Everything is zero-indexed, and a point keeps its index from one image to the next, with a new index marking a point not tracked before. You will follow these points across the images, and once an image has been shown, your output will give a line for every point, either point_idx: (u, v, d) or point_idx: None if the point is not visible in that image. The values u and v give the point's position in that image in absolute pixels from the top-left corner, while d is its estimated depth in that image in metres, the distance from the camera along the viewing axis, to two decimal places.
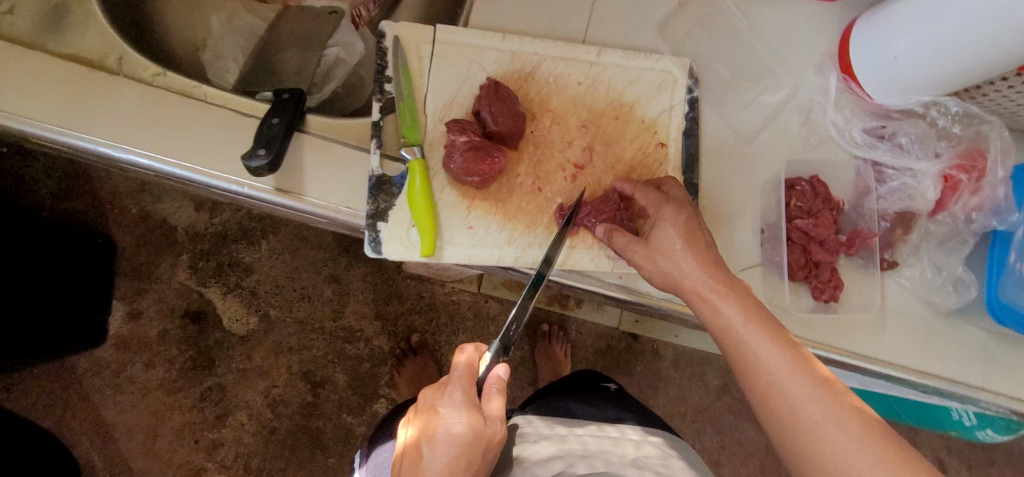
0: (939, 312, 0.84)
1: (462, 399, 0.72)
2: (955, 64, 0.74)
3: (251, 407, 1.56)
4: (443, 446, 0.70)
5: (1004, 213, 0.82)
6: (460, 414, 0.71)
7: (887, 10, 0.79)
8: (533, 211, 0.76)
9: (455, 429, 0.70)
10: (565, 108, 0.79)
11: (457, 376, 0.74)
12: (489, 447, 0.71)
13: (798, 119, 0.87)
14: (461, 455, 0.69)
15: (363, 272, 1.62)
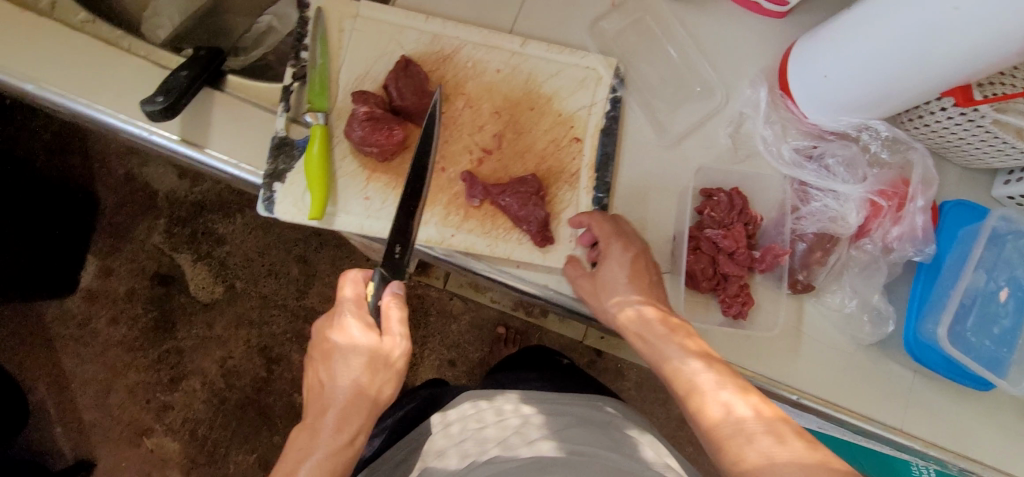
0: (856, 343, 0.81)
1: (356, 321, 0.66)
2: (884, 86, 0.72)
3: (205, 374, 1.59)
4: (343, 376, 0.65)
5: (920, 243, 0.79)
6: (357, 338, 0.66)
7: (821, 31, 0.78)
8: (433, 189, 0.76)
9: (354, 357, 0.65)
10: (480, 93, 0.79)
11: (347, 299, 0.67)
12: (393, 361, 0.67)
13: (726, 130, 0.86)
14: (366, 374, 0.65)
15: (331, 256, 1.65)
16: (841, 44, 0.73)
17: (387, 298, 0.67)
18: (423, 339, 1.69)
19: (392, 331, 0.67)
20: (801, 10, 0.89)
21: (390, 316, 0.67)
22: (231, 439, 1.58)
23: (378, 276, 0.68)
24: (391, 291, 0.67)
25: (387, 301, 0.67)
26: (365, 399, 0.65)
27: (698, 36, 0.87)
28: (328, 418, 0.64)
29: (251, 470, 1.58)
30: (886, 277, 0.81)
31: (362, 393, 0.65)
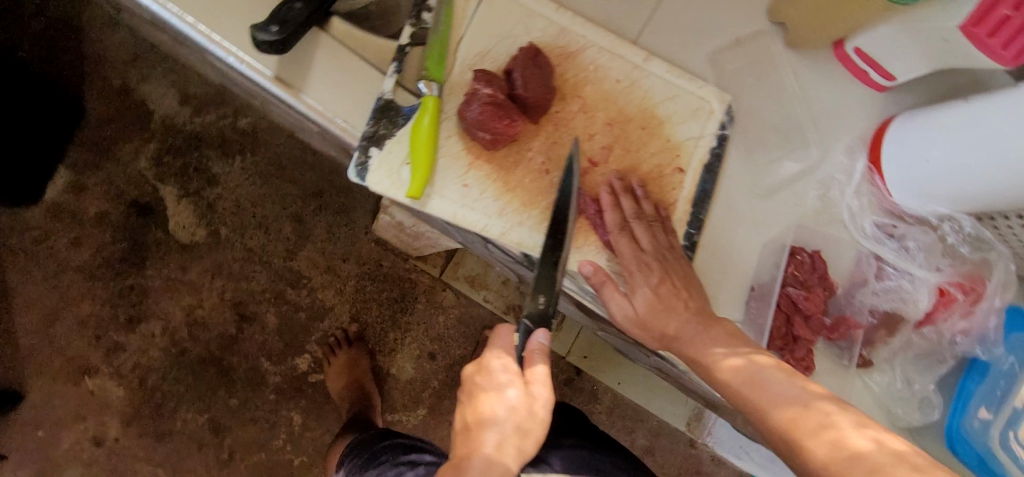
0: (898, 426, 0.82)
1: (505, 367, 0.67)
2: (984, 182, 0.72)
3: (169, 320, 1.46)
4: (491, 423, 0.63)
5: (988, 342, 0.82)
6: (505, 382, 0.65)
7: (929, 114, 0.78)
8: (533, 190, 0.72)
9: (503, 403, 0.64)
10: (596, 101, 0.75)
11: (495, 346, 0.68)
12: (540, 415, 0.65)
13: (815, 190, 0.85)
14: (514, 419, 0.63)
15: (329, 221, 1.55)
16: (952, 132, 0.73)
17: (531, 346, 0.68)
18: (407, 325, 1.61)
19: (538, 384, 0.66)
20: (905, 89, 0.90)
21: (537, 364, 0.67)
22: (183, 394, 1.46)
23: (523, 328, 0.70)
24: (536, 339, 0.68)
25: (532, 351, 0.68)
26: (512, 450, 0.62)
27: (807, 92, 0.86)
28: (473, 464, 0.60)
29: (199, 431, 1.47)
30: (945, 368, 0.84)
31: (509, 443, 0.62)
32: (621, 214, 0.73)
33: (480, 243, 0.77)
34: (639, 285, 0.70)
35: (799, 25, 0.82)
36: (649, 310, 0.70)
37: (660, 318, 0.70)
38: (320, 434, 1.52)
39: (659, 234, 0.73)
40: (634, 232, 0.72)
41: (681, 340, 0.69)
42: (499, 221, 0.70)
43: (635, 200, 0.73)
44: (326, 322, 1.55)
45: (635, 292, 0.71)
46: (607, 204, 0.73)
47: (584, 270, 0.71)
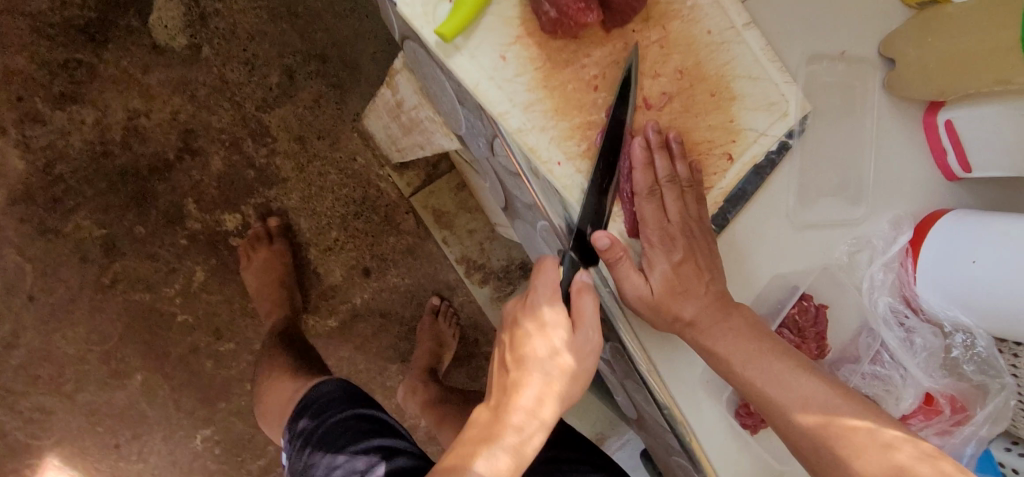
0: None
1: (549, 309, 0.63)
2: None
3: (106, 115, 1.29)
4: (534, 370, 0.63)
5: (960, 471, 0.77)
6: (550, 328, 0.63)
7: (994, 218, 0.71)
8: (571, 100, 0.61)
9: (545, 351, 0.63)
10: (679, 41, 0.65)
11: (539, 284, 0.63)
12: (584, 359, 0.64)
13: (846, 246, 0.77)
14: (560, 366, 0.63)
15: (320, 91, 1.40)
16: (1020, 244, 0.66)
17: (578, 285, 0.64)
18: (354, 231, 1.47)
19: (586, 325, 0.64)
20: (971, 187, 0.82)
21: (585, 304, 0.63)
22: (88, 198, 1.29)
23: (568, 260, 0.64)
24: (581, 279, 0.64)
25: (579, 290, 0.64)
26: (554, 396, 0.63)
27: (879, 144, 0.78)
28: (515, 413, 0.62)
29: (88, 244, 1.30)
30: None
31: (550, 389, 0.63)
32: (652, 172, 0.64)
33: (486, 138, 0.65)
34: (659, 260, 0.63)
35: (909, 68, 0.74)
36: (667, 290, 0.62)
37: (679, 302, 0.61)
38: (218, 301, 1.38)
39: (693, 200, 0.64)
40: (665, 197, 0.63)
41: (695, 330, 0.62)
42: (520, 113, 0.59)
43: (670, 158, 0.64)
44: (273, 191, 1.40)
45: (653, 269, 0.63)
46: (639, 160, 0.63)
47: (600, 245, 0.59)
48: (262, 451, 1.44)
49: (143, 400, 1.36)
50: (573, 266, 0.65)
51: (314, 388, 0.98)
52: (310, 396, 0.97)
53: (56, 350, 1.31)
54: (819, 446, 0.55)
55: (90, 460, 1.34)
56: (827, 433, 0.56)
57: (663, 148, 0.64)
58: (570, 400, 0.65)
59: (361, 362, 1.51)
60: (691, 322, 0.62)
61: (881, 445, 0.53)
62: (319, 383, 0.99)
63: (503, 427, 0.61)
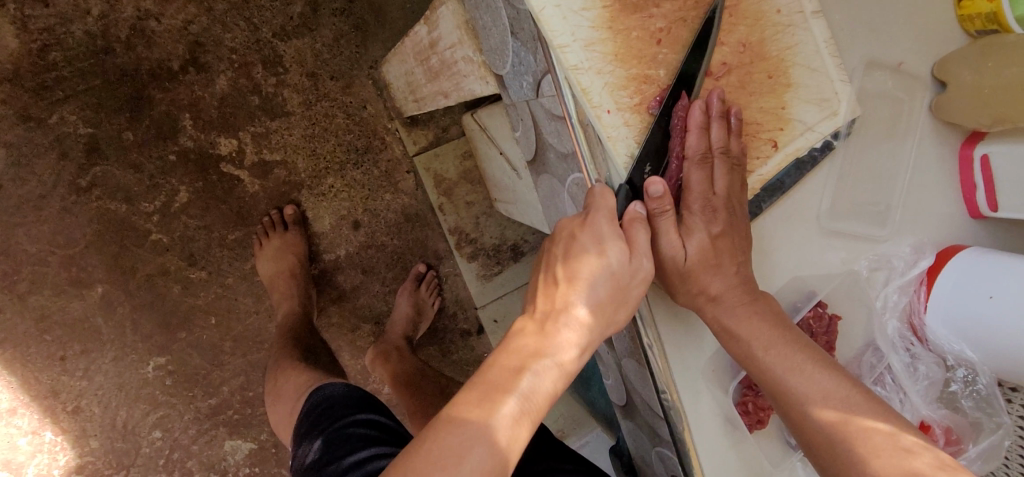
0: None
1: (604, 232, 0.59)
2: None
3: (113, 10, 1.22)
4: (580, 294, 0.59)
5: None
6: (602, 253, 0.59)
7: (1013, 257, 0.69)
8: (632, 49, 0.58)
9: (589, 278, 0.59)
10: (747, 14, 0.62)
11: (597, 207, 0.59)
12: (634, 288, 0.60)
13: (866, 262, 0.76)
14: (604, 294, 0.59)
15: (341, 30, 1.34)
16: None
17: (631, 215, 0.60)
18: (350, 181, 1.40)
19: (641, 253, 0.60)
20: (992, 226, 0.82)
21: (639, 236, 0.60)
22: (78, 93, 1.22)
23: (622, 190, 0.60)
24: (637, 209, 0.60)
25: (632, 220, 0.60)
26: (590, 332, 0.59)
27: (915, 166, 0.76)
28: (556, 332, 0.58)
29: (71, 141, 1.23)
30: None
31: (591, 319, 0.59)
32: (706, 139, 0.61)
33: (534, 76, 0.61)
34: (695, 228, 0.61)
35: (961, 94, 0.72)
36: (700, 261, 0.61)
37: (707, 275, 0.61)
38: (197, 227, 1.31)
39: (737, 182, 0.62)
40: (713, 169, 0.61)
41: (717, 306, 0.61)
42: (580, 51, 0.56)
43: (727, 131, 0.61)
44: (275, 123, 1.33)
45: (687, 237, 0.61)
46: (695, 124, 0.60)
47: (652, 192, 0.59)
48: (214, 390, 1.37)
49: (100, 315, 1.28)
50: (627, 198, 0.61)
51: (318, 390, 0.93)
52: (316, 397, 0.92)
53: (15, 246, 1.23)
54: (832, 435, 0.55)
55: (30, 369, 1.26)
56: (840, 429, 0.55)
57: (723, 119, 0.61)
58: (613, 331, 0.61)
59: (333, 315, 1.44)
60: (715, 297, 0.61)
61: (891, 450, 0.52)
62: (324, 386, 0.93)
63: (547, 344, 0.58)
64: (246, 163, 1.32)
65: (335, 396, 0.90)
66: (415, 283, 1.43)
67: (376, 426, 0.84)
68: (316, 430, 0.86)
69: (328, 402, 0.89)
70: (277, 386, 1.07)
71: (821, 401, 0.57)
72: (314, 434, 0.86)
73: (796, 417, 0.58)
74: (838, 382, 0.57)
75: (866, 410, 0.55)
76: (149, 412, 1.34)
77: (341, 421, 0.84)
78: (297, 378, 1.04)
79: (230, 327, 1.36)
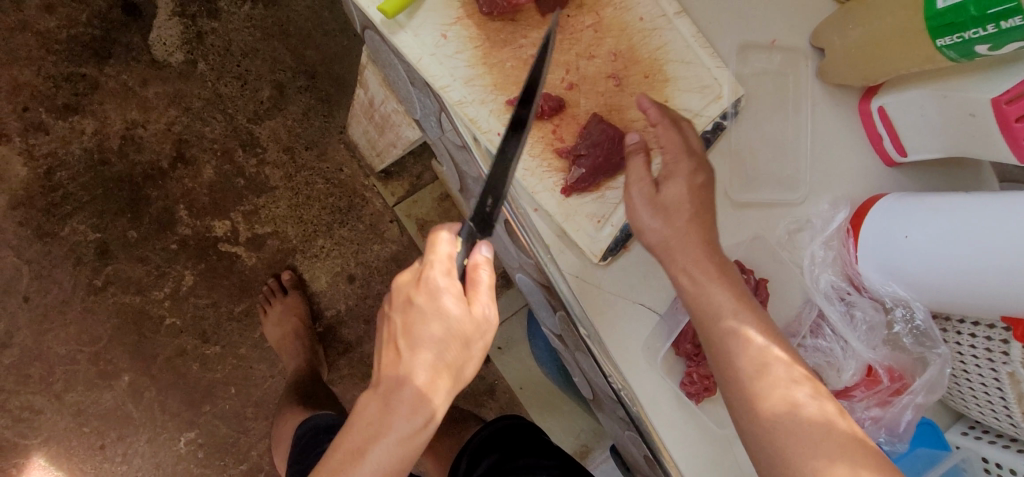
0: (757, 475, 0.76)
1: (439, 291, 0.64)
2: (950, 274, 0.70)
3: (106, 124, 1.36)
4: (422, 354, 0.63)
5: (894, 436, 0.77)
6: (444, 311, 0.63)
7: (918, 197, 0.75)
8: (508, 76, 0.66)
9: (436, 326, 0.63)
10: (611, 27, 0.71)
11: (434, 267, 0.64)
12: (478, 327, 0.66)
13: (787, 225, 0.81)
14: (459, 339, 0.64)
15: (308, 104, 1.46)
16: (945, 218, 0.71)
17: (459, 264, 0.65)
18: (339, 239, 1.49)
19: (481, 299, 0.66)
20: (910, 170, 0.86)
21: (480, 282, 0.66)
22: (84, 203, 1.36)
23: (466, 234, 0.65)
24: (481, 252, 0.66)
25: (473, 266, 0.66)
26: (446, 380, 0.64)
27: (815, 129, 0.82)
28: (403, 392, 0.62)
29: (83, 247, 1.36)
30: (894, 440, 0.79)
31: (440, 376, 0.63)
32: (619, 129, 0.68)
33: (435, 116, 0.70)
34: None
35: (837, 56, 0.78)
36: None
37: None
38: (205, 305, 1.42)
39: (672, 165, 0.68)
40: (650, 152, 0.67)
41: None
42: (460, 87, 0.65)
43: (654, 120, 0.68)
44: (261, 199, 1.44)
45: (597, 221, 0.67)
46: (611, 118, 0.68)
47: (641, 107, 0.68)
48: (244, 455, 1.45)
49: (130, 402, 1.39)
50: (470, 243, 0.66)
51: (307, 420, 0.99)
52: (305, 426, 0.98)
53: (47, 351, 1.35)
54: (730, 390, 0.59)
55: (74, 461, 1.36)
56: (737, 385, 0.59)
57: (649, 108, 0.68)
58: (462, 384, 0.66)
59: (344, 367, 1.52)
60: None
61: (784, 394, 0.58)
62: (310, 418, 1.00)
63: (396, 407, 0.62)
64: (241, 239, 1.44)
65: (318, 425, 0.96)
66: None
67: None
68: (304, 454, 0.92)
69: (314, 430, 0.96)
70: (278, 430, 1.16)
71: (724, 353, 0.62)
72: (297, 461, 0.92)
73: None
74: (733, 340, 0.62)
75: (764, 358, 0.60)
76: None
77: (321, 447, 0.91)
78: (292, 417, 1.13)
79: (250, 393, 1.45)
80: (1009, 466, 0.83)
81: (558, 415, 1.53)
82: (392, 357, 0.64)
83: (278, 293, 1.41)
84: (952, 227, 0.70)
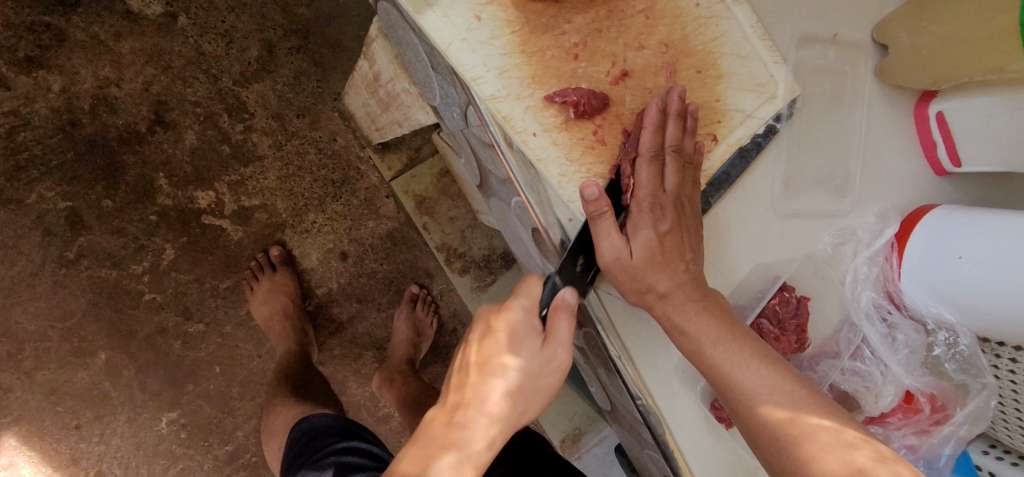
0: None
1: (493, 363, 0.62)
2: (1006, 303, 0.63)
3: (76, 82, 1.24)
4: (495, 381, 0.62)
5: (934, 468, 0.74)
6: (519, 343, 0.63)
7: (972, 214, 0.69)
8: (548, 68, 0.59)
9: (520, 362, 0.62)
10: (665, 13, 0.63)
11: (518, 296, 0.63)
12: (534, 400, 0.64)
13: (831, 238, 0.75)
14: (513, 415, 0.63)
15: (300, 67, 1.34)
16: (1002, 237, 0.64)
17: (519, 331, 0.63)
18: (332, 215, 1.40)
19: (557, 342, 0.63)
20: (958, 180, 0.80)
21: (560, 324, 0.63)
22: (52, 168, 1.24)
23: (550, 283, 0.63)
24: (564, 296, 0.63)
25: (556, 308, 0.63)
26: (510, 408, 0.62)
27: (868, 133, 0.75)
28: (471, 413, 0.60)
29: (53, 216, 1.25)
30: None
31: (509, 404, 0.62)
32: (659, 137, 0.60)
33: (460, 108, 0.62)
34: (645, 226, 0.60)
35: (902, 54, 0.71)
36: (643, 256, 0.60)
37: (651, 270, 0.60)
38: (187, 280, 1.33)
39: (687, 181, 0.62)
40: (665, 166, 0.60)
41: (664, 301, 0.60)
42: (495, 80, 0.58)
43: (682, 130, 0.61)
44: (249, 169, 1.34)
45: (636, 233, 0.60)
46: (652, 121, 0.59)
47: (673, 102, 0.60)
48: (229, 436, 1.39)
49: (107, 381, 1.31)
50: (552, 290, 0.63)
51: (302, 421, 0.94)
52: (298, 429, 0.92)
53: (15, 326, 1.26)
54: (777, 431, 0.54)
55: (48, 441, 1.29)
56: (790, 427, 0.53)
57: (677, 114, 0.60)
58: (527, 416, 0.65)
59: (335, 348, 1.45)
60: (661, 294, 0.60)
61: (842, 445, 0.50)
62: (306, 418, 0.94)
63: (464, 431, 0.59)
64: (226, 212, 1.34)
65: (316, 428, 0.91)
66: (410, 305, 1.43)
67: (361, 453, 0.85)
68: (302, 459, 0.86)
69: (310, 435, 0.90)
70: (269, 424, 1.11)
71: (766, 396, 0.56)
72: (295, 466, 0.85)
73: (744, 415, 0.57)
74: (782, 375, 0.56)
75: (811, 404, 0.54)
76: (169, 466, 1.36)
77: (325, 451, 0.84)
78: (286, 413, 1.09)
79: (235, 373, 1.38)
80: None
81: (556, 397, 1.46)
82: (463, 379, 0.63)
83: (265, 271, 1.33)
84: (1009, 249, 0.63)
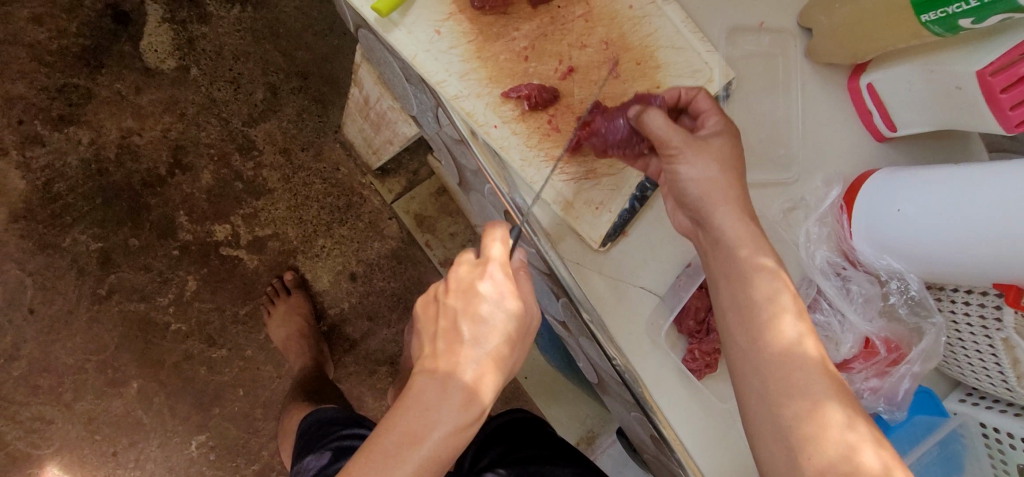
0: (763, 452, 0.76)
1: (488, 316, 0.65)
2: (941, 244, 0.70)
3: (102, 133, 1.37)
4: (482, 335, 0.65)
5: (894, 405, 0.80)
6: (502, 296, 0.66)
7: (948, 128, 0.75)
8: (503, 69, 0.71)
9: (504, 314, 0.66)
10: (602, 16, 0.74)
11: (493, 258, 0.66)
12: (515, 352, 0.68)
13: (782, 204, 0.83)
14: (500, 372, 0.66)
15: (302, 105, 1.46)
16: (933, 186, 0.71)
17: (502, 290, 0.66)
18: (339, 238, 1.50)
19: (530, 300, 0.69)
20: (899, 143, 0.87)
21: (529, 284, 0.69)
22: (84, 213, 1.36)
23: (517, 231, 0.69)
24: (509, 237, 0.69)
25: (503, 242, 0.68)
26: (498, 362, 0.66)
27: (805, 107, 0.84)
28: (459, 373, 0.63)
29: (86, 256, 1.37)
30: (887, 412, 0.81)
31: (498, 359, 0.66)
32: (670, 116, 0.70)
33: (433, 111, 0.72)
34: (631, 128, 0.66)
35: (824, 34, 0.80)
36: None
37: None
38: (210, 309, 1.43)
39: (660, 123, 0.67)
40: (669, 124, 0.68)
41: None
42: (456, 82, 0.70)
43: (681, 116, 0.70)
44: (260, 202, 1.45)
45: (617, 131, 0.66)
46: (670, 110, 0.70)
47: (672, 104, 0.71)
48: (255, 456, 1.46)
49: (139, 408, 1.40)
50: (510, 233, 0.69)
51: (312, 414, 1.01)
52: (309, 420, 1.00)
53: (55, 360, 1.36)
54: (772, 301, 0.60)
55: (87, 468, 1.37)
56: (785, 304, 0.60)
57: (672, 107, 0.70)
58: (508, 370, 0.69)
59: (350, 365, 1.53)
60: None
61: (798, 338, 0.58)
62: (318, 411, 1.01)
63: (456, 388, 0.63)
64: (242, 242, 1.45)
65: (324, 419, 0.98)
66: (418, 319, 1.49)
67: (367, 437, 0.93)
68: (312, 446, 0.93)
69: (319, 425, 0.97)
70: (284, 427, 1.18)
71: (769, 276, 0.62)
72: (306, 451, 0.92)
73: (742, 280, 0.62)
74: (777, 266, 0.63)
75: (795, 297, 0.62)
76: None
77: (331, 436, 0.92)
78: (298, 415, 1.16)
79: (258, 394, 1.46)
80: (1008, 431, 0.83)
81: (566, 401, 1.48)
82: (447, 337, 0.65)
83: (280, 294, 1.42)
84: (939, 195, 0.70)
